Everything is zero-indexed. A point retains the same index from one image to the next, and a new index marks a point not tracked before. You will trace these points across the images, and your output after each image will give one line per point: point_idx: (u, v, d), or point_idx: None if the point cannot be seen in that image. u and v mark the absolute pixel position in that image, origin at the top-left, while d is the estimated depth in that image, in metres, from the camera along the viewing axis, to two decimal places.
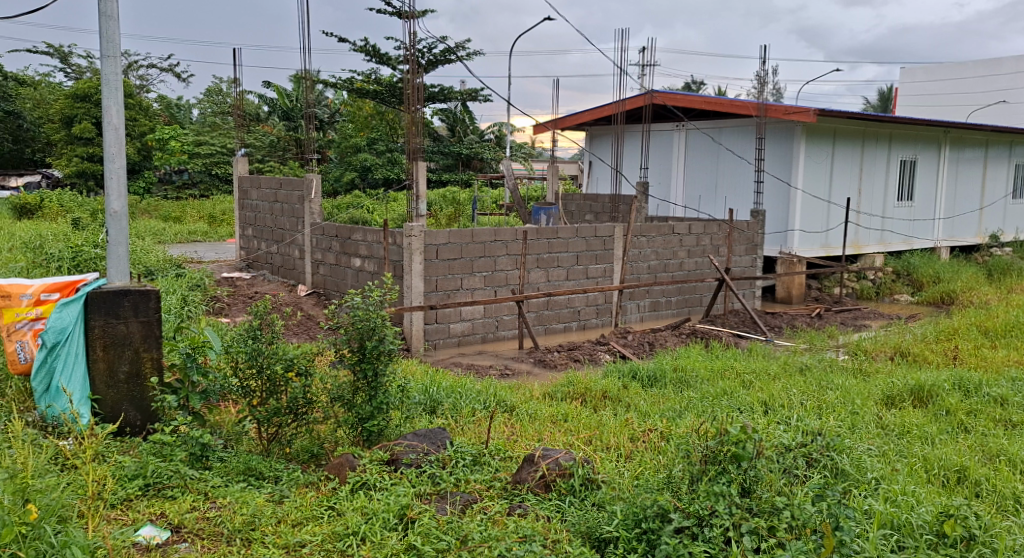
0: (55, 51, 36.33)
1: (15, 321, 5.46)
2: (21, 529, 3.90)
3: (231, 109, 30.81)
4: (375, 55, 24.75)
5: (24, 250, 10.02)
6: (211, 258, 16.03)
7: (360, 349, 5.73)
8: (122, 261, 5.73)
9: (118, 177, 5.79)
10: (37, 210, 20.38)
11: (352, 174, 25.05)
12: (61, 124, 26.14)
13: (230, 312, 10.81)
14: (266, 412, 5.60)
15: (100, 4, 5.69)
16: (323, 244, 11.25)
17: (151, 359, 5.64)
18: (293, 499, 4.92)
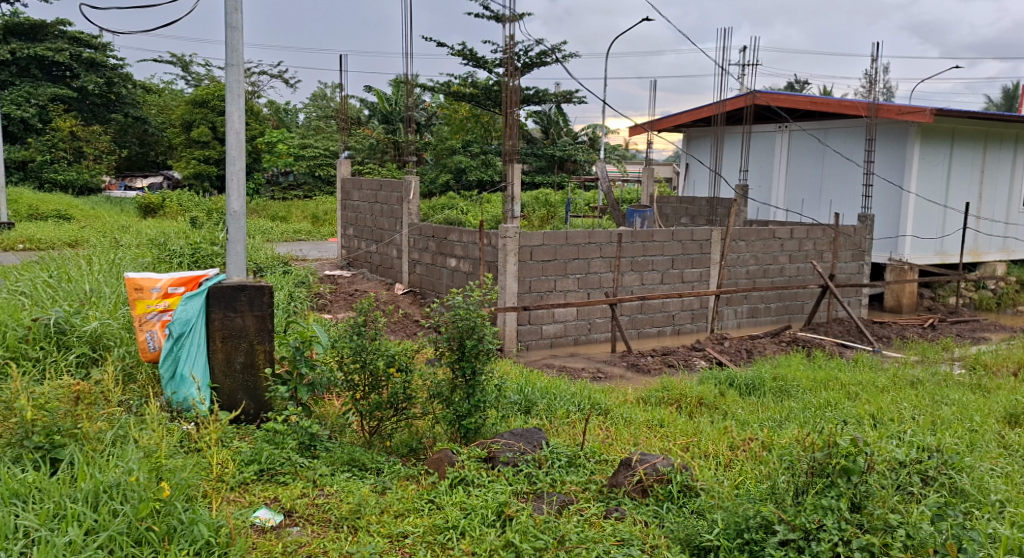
0: (178, 60, 38.54)
1: (146, 312, 5.85)
2: (155, 505, 4.19)
3: (335, 114, 31.87)
4: (472, 58, 25.04)
5: (149, 245, 10.65)
6: (314, 258, 16.04)
7: (459, 348, 5.86)
8: (240, 258, 6.05)
9: (237, 179, 6.09)
10: (159, 209, 21.63)
11: (447, 175, 25.47)
12: (181, 129, 27.73)
13: (332, 308, 11.19)
14: (368, 406, 5.79)
15: (227, 16, 6.02)
16: (421, 244, 11.49)
17: (264, 352, 5.91)
18: (395, 491, 5.07)
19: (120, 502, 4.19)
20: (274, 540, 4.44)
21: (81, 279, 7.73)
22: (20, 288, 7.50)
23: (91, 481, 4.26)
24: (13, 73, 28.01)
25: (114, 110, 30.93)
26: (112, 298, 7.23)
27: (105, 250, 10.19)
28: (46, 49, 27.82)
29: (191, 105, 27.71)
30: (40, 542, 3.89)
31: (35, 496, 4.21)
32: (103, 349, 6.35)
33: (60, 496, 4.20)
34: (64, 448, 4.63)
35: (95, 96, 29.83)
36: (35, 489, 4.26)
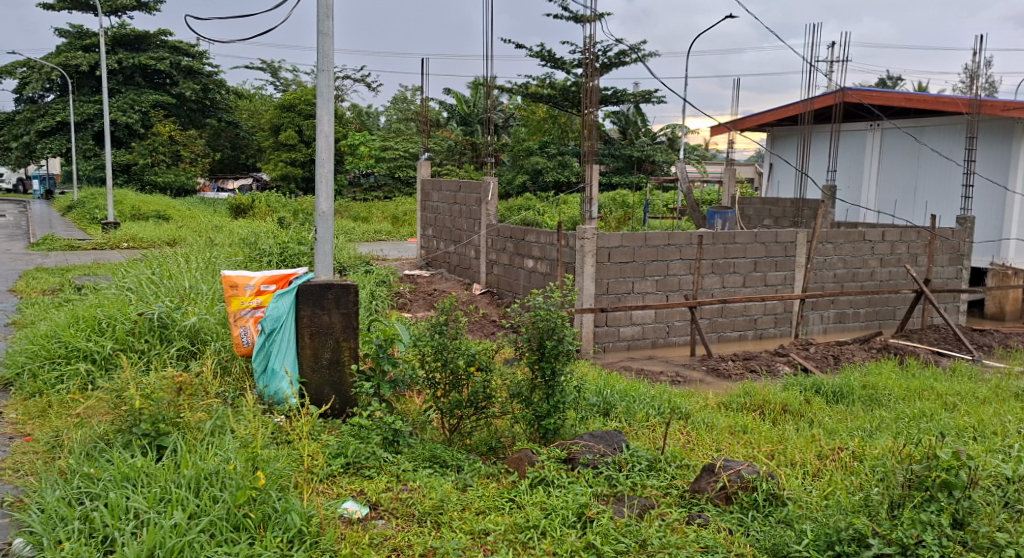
0: (267, 65, 39.96)
1: (241, 309, 6.07)
2: (251, 493, 4.35)
3: (415, 116, 32.48)
4: (550, 59, 25.03)
5: (241, 245, 10.99)
6: (393, 258, 16.33)
7: (539, 348, 5.86)
8: (327, 258, 6.20)
9: (327, 180, 6.24)
10: (249, 209, 22.39)
11: (524, 176, 25.57)
12: (271, 133, 29.70)
13: (412, 308, 11.36)
14: (449, 404, 5.84)
15: (319, 22, 6.17)
16: (499, 245, 11.56)
17: (350, 348, 6.03)
18: (476, 488, 5.12)
19: (219, 489, 4.36)
20: (361, 532, 4.54)
21: (180, 277, 8.06)
22: (127, 285, 7.91)
23: (193, 468, 4.45)
24: (119, 81, 29.57)
25: (208, 116, 32.31)
26: (210, 295, 7.54)
27: (200, 249, 10.58)
28: (149, 58, 29.17)
29: (280, 110, 28.87)
30: (148, 524, 4.09)
31: (144, 481, 4.43)
32: (201, 343, 6.69)
33: (165, 481, 4.40)
34: (168, 436, 4.86)
35: (192, 102, 31.15)
36: (144, 474, 4.49)
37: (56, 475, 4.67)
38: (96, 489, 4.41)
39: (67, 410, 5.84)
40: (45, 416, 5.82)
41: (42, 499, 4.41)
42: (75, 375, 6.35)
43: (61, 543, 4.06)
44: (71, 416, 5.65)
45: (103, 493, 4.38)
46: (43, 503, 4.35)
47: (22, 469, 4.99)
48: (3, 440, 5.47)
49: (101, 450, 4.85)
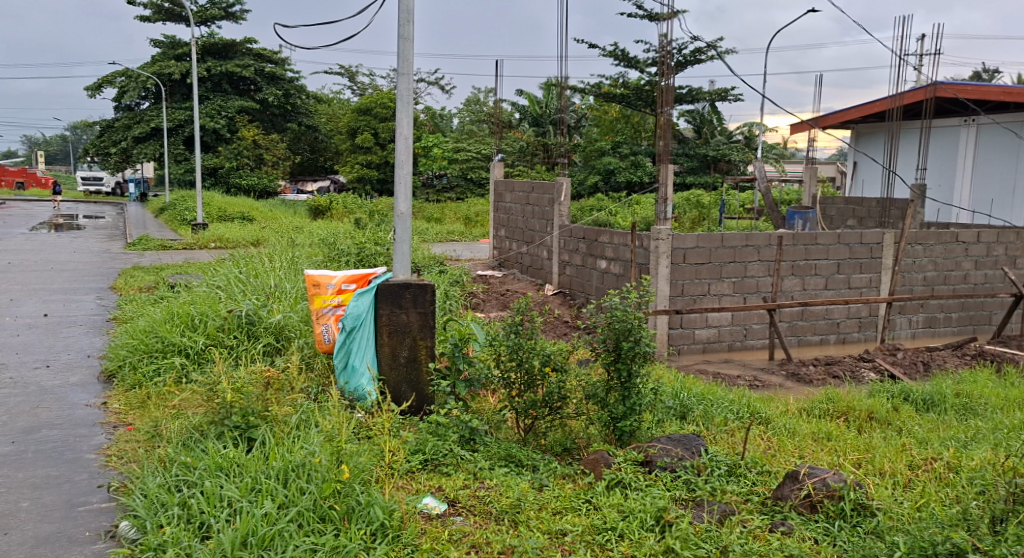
0: (345, 70, 40.90)
1: (323, 307, 6.26)
2: (336, 486, 4.44)
3: (487, 117, 32.75)
4: (624, 59, 24.79)
5: (321, 245, 11.23)
6: (466, 258, 16.57)
7: (615, 349, 5.79)
8: (406, 257, 6.24)
9: (405, 182, 6.29)
10: (327, 210, 22.98)
11: (596, 177, 25.41)
12: (347, 136, 30.90)
13: (485, 307, 11.41)
14: (524, 404, 5.82)
15: (399, 27, 6.24)
16: (571, 245, 11.50)
17: (427, 347, 6.08)
18: (552, 488, 5.09)
19: (305, 481, 4.47)
20: (440, 527, 4.57)
21: (266, 275, 8.29)
22: (216, 283, 8.20)
23: (283, 461, 4.57)
24: (208, 87, 30.96)
25: (290, 120, 33.44)
26: (293, 293, 7.74)
27: (282, 250, 10.86)
28: (236, 65, 30.44)
29: (357, 113, 30.17)
30: (241, 512, 4.21)
31: (236, 470, 4.57)
32: (285, 340, 6.87)
33: (255, 472, 4.52)
34: (257, 428, 5.00)
35: (274, 107, 32.17)
36: (236, 464, 4.62)
37: (155, 463, 4.86)
38: (193, 477, 4.58)
39: (164, 401, 6.03)
40: (144, 407, 6.02)
41: (144, 485, 4.60)
42: (171, 368, 6.57)
43: (162, 527, 4.22)
44: (168, 407, 5.86)
45: (199, 481, 4.54)
46: (145, 489, 4.54)
47: (124, 456, 5.19)
48: (107, 428, 5.69)
49: (197, 440, 5.02)
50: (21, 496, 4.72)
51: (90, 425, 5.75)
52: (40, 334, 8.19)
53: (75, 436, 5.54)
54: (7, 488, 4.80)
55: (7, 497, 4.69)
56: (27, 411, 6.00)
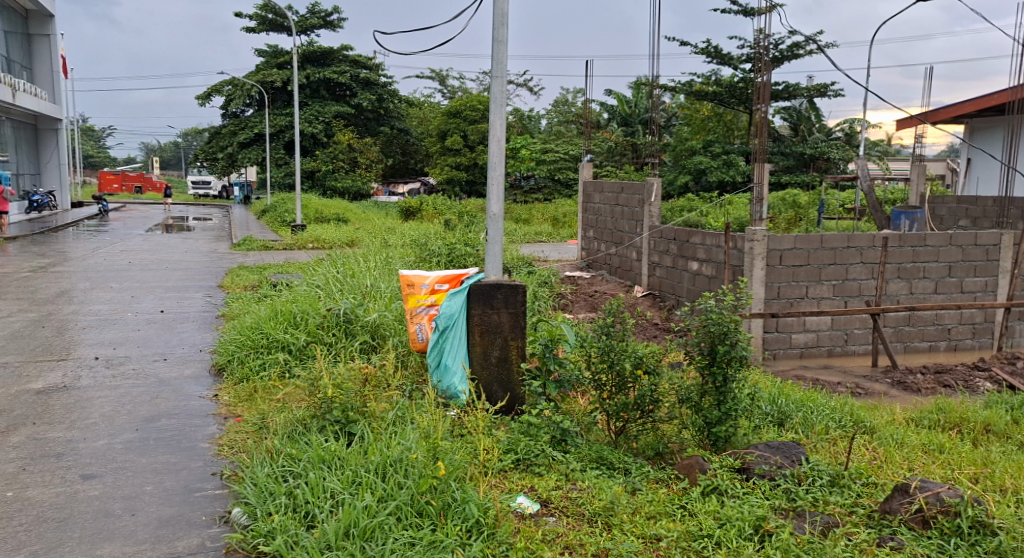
0: (436, 75, 41.70)
1: (417, 307, 6.34)
2: (433, 482, 4.46)
3: (575, 118, 32.82)
4: (717, 56, 24.28)
5: (413, 246, 11.38)
6: (555, 258, 16.80)
7: (710, 353, 5.64)
8: (497, 258, 6.24)
9: (497, 183, 6.29)
10: (417, 212, 23.43)
11: (686, 177, 24.99)
12: (438, 139, 31.16)
13: (574, 309, 11.35)
14: (615, 406, 5.71)
15: (494, 30, 6.25)
16: (662, 246, 11.33)
17: (518, 347, 6.06)
18: (646, 492, 4.99)
19: (403, 476, 4.51)
20: (533, 527, 4.53)
21: (362, 276, 8.49)
22: (315, 282, 8.45)
23: (381, 455, 4.65)
24: (306, 95, 32.29)
25: (383, 124, 34.21)
26: (388, 293, 7.88)
27: (377, 250, 11.09)
28: (332, 72, 31.55)
29: (447, 116, 30.64)
30: (344, 503, 4.29)
31: (338, 463, 4.67)
32: (380, 338, 7.01)
33: (356, 465, 4.61)
34: (356, 423, 5.10)
35: (368, 112, 32.99)
36: (337, 457, 4.73)
37: (263, 453, 5.01)
38: (298, 469, 4.70)
39: (270, 395, 6.22)
40: (251, 400, 6.21)
41: (253, 474, 4.73)
42: (275, 363, 6.76)
43: (271, 515, 4.34)
44: (274, 400, 6.03)
45: (304, 473, 4.65)
46: (255, 478, 4.67)
47: (235, 446, 5.35)
48: (219, 419, 5.89)
49: (300, 434, 5.16)
50: (144, 480, 4.91)
51: (204, 416, 5.95)
52: (157, 329, 8.57)
53: (190, 426, 5.75)
54: (133, 471, 5.01)
55: (132, 481, 4.89)
56: (148, 401, 6.25)
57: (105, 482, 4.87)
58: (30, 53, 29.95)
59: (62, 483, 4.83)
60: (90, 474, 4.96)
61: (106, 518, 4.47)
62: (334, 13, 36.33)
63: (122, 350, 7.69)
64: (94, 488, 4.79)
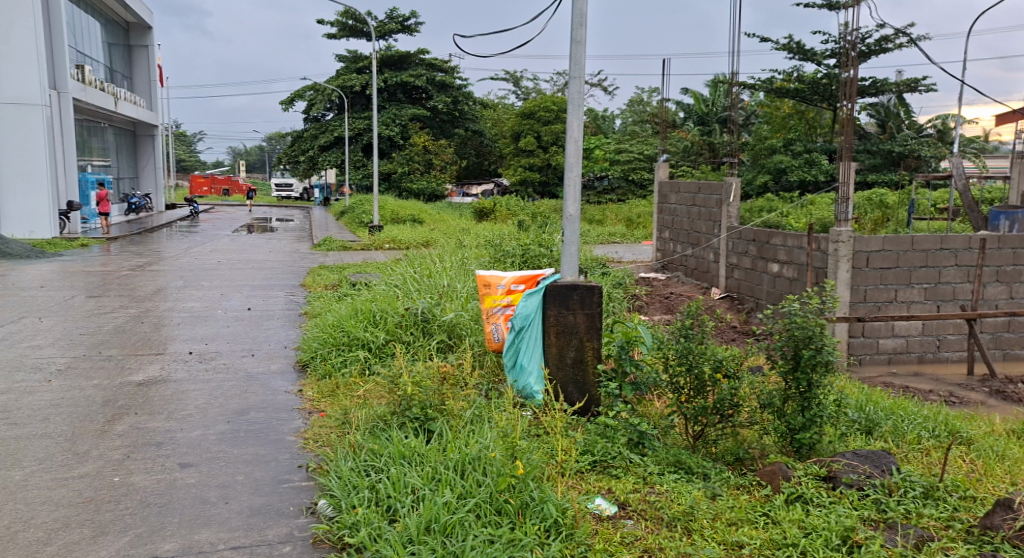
0: (511, 76, 41.99)
1: (493, 307, 6.35)
2: (511, 480, 4.44)
3: (650, 118, 32.58)
4: (800, 52, 23.69)
5: (487, 246, 11.40)
6: (630, 257, 17.15)
7: (794, 357, 5.47)
8: (574, 259, 6.19)
9: (574, 184, 6.24)
10: (491, 213, 23.57)
11: (766, 176, 24.46)
12: (512, 140, 31.38)
13: (649, 310, 11.21)
14: (693, 410, 5.60)
15: (572, 31, 6.21)
16: (741, 248, 11.09)
17: (594, 348, 5.98)
18: (727, 499, 4.87)
19: (482, 474, 4.52)
20: (611, 530, 4.47)
21: (439, 276, 8.56)
22: (393, 282, 8.55)
23: (459, 453, 4.67)
24: (384, 98, 32.80)
25: (457, 126, 34.46)
26: (464, 293, 7.93)
27: (452, 251, 11.18)
28: (409, 75, 31.94)
29: (521, 117, 30.74)
30: (424, 499, 4.32)
31: (417, 460, 4.71)
32: (456, 338, 7.05)
33: (435, 462, 4.64)
34: (434, 421, 5.14)
35: (443, 114, 33.33)
36: (416, 453, 4.77)
37: (346, 447, 5.09)
38: (379, 464, 4.76)
39: (351, 391, 6.32)
40: (334, 395, 6.32)
41: (337, 467, 4.81)
42: (356, 360, 6.87)
43: (354, 508, 4.40)
44: (355, 397, 6.14)
45: (385, 468, 4.71)
46: (339, 471, 4.74)
47: (319, 440, 5.44)
48: (303, 414, 6.00)
49: (381, 430, 5.22)
50: (236, 470, 5.03)
51: (290, 410, 6.08)
52: (245, 326, 8.81)
53: (277, 419, 5.88)
54: (225, 461, 5.15)
55: (225, 470, 5.02)
56: (237, 395, 6.43)
57: (201, 471, 5.01)
58: (129, 63, 31.25)
59: (162, 470, 4.99)
60: (187, 463, 5.12)
61: (202, 505, 4.60)
62: (412, 17, 36.86)
63: (213, 345, 7.92)
64: (191, 476, 4.94)
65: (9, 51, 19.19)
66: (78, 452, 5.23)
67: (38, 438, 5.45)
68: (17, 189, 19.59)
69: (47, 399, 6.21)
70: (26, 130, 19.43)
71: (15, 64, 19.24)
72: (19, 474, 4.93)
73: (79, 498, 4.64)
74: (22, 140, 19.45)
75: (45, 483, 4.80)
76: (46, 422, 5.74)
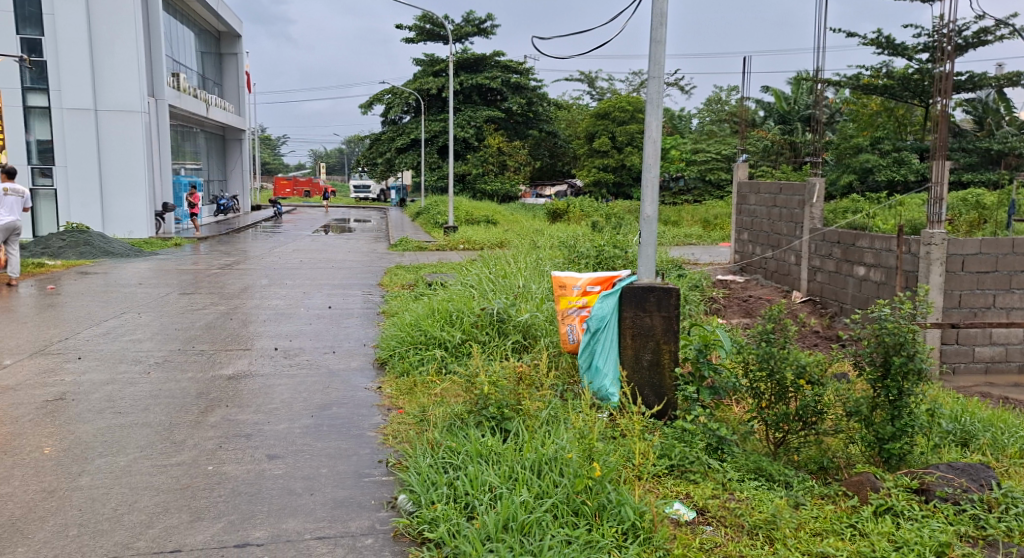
0: (586, 76, 41.92)
1: (568, 308, 6.33)
2: (588, 482, 4.39)
3: (728, 117, 32.06)
4: (889, 47, 22.90)
5: (562, 247, 11.34)
6: (706, 259, 16.86)
7: (883, 365, 5.27)
8: (650, 261, 6.09)
9: (652, 185, 6.15)
10: (564, 214, 23.58)
11: (851, 176, 23.73)
12: (587, 141, 31.31)
13: (727, 314, 10.98)
14: (775, 416, 5.44)
15: (652, 30, 6.12)
16: (824, 250, 10.77)
17: (670, 351, 5.86)
18: (811, 508, 4.72)
19: (559, 475, 4.50)
20: (690, 535, 4.39)
21: (514, 277, 8.57)
22: (469, 282, 8.61)
23: (536, 453, 4.66)
24: (460, 100, 33.12)
25: (532, 127, 34.51)
26: (540, 293, 7.93)
27: (527, 252, 11.19)
28: (484, 78, 32.13)
29: (596, 117, 30.63)
30: (502, 497, 4.32)
31: (494, 459, 4.72)
32: (532, 338, 7.05)
33: (512, 461, 4.64)
34: (511, 420, 5.13)
35: (518, 115, 33.43)
36: (493, 452, 4.78)
37: (425, 444, 5.13)
38: (457, 462, 4.77)
39: (428, 389, 6.38)
40: (412, 393, 6.37)
41: (416, 463, 4.85)
42: (433, 359, 6.92)
43: (433, 504, 4.43)
44: (433, 395, 6.19)
45: (462, 466, 4.73)
46: (418, 467, 4.78)
47: (399, 436, 5.51)
48: (383, 410, 6.07)
49: (458, 427, 5.24)
50: (321, 463, 5.12)
51: (370, 406, 6.16)
52: (326, 323, 8.98)
53: (358, 415, 5.97)
54: (310, 454, 5.25)
55: (310, 463, 5.12)
56: (320, 390, 6.55)
57: (288, 463, 5.12)
58: (219, 69, 32.27)
59: (251, 461, 5.12)
60: (275, 454, 5.24)
61: (289, 495, 4.69)
62: (488, 20, 37.14)
63: (297, 342, 8.10)
64: (279, 468, 5.05)
65: (114, 61, 20.08)
66: (175, 441, 5.41)
67: (139, 427, 5.66)
68: (118, 192, 20.48)
69: (147, 390, 6.44)
70: (128, 136, 20.32)
71: (118, 73, 20.14)
72: (122, 460, 5.12)
73: (177, 484, 4.79)
74: (124, 146, 20.34)
75: (146, 469, 4.98)
76: (145, 412, 5.96)
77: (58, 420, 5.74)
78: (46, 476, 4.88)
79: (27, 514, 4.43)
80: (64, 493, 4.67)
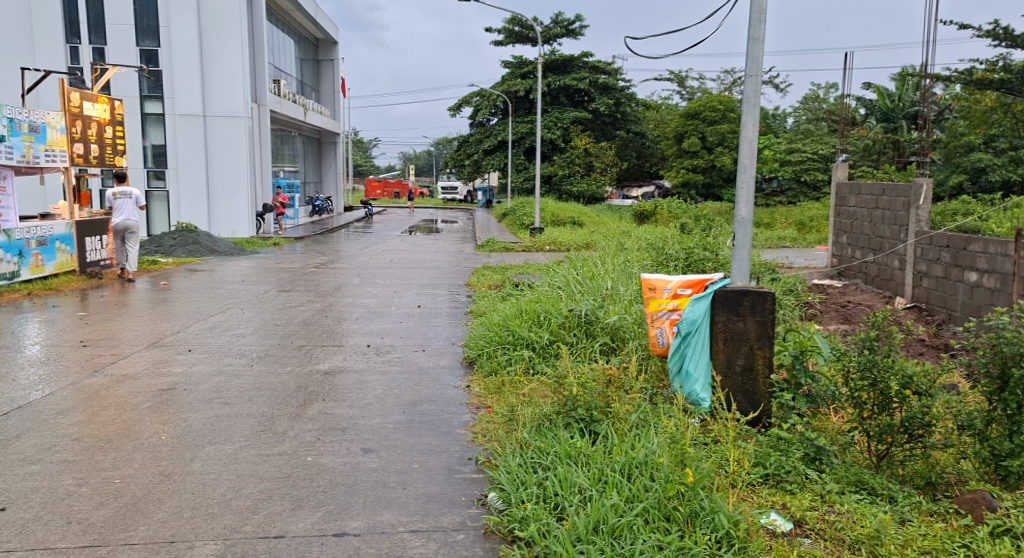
0: (676, 76, 41.31)
1: (658, 311, 6.12)
2: (680, 488, 4.24)
3: (825, 115, 31.06)
4: (1006, 38, 21.67)
5: (650, 249, 11.10)
6: (800, 263, 16.32)
7: (1000, 377, 4.93)
8: (745, 264, 5.88)
9: (747, 187, 5.94)
10: (651, 216, 23.23)
11: (961, 177, 22.88)
12: (677, 141, 30.80)
13: (824, 319, 10.53)
14: (877, 427, 5.14)
15: (751, 27, 5.90)
16: (931, 254, 10.24)
17: (765, 357, 5.65)
18: (919, 525, 4.44)
19: (649, 479, 4.37)
20: (786, 547, 4.19)
21: (602, 278, 8.45)
22: (557, 283, 8.54)
23: (626, 456, 4.54)
24: (548, 102, 33.16)
25: (619, 127, 34.19)
26: (628, 296, 7.77)
27: (614, 254, 11.02)
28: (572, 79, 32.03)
29: (686, 117, 30.13)
30: (591, 499, 4.23)
31: (583, 460, 4.63)
32: (620, 340, 6.90)
33: (601, 464, 4.54)
34: (600, 423, 5.03)
35: (606, 116, 33.19)
36: (582, 454, 4.69)
37: (513, 444, 5.08)
38: (546, 462, 4.70)
39: (516, 389, 6.33)
40: (500, 392, 6.33)
41: (506, 462, 4.80)
42: (521, 359, 6.86)
43: (523, 503, 4.38)
44: (521, 395, 6.14)
45: (551, 466, 4.65)
46: (507, 466, 4.73)
47: (487, 435, 5.46)
48: (471, 409, 6.04)
49: (546, 428, 5.17)
50: (412, 458, 5.13)
51: (459, 404, 6.15)
52: (415, 321, 9.05)
53: (448, 412, 5.96)
54: (403, 449, 5.26)
55: (403, 457, 5.13)
56: (410, 387, 6.57)
57: (382, 457, 5.14)
58: (317, 75, 33.14)
59: (347, 454, 5.17)
60: (369, 448, 5.27)
61: (383, 488, 4.70)
62: (577, 22, 37.04)
63: (389, 339, 8.18)
64: (373, 461, 5.07)
65: (222, 69, 20.65)
66: (276, 432, 5.51)
67: (244, 417, 5.79)
68: (221, 192, 21.16)
69: (250, 383, 6.60)
70: (231, 139, 20.87)
71: (225, 79, 20.67)
72: (230, 447, 5.24)
73: (279, 473, 4.87)
74: (227, 149, 20.94)
75: (251, 458, 5.08)
76: (249, 403, 6.09)
77: (172, 408, 5.94)
78: (162, 460, 5.03)
79: (147, 495, 4.57)
80: (179, 477, 4.80)
